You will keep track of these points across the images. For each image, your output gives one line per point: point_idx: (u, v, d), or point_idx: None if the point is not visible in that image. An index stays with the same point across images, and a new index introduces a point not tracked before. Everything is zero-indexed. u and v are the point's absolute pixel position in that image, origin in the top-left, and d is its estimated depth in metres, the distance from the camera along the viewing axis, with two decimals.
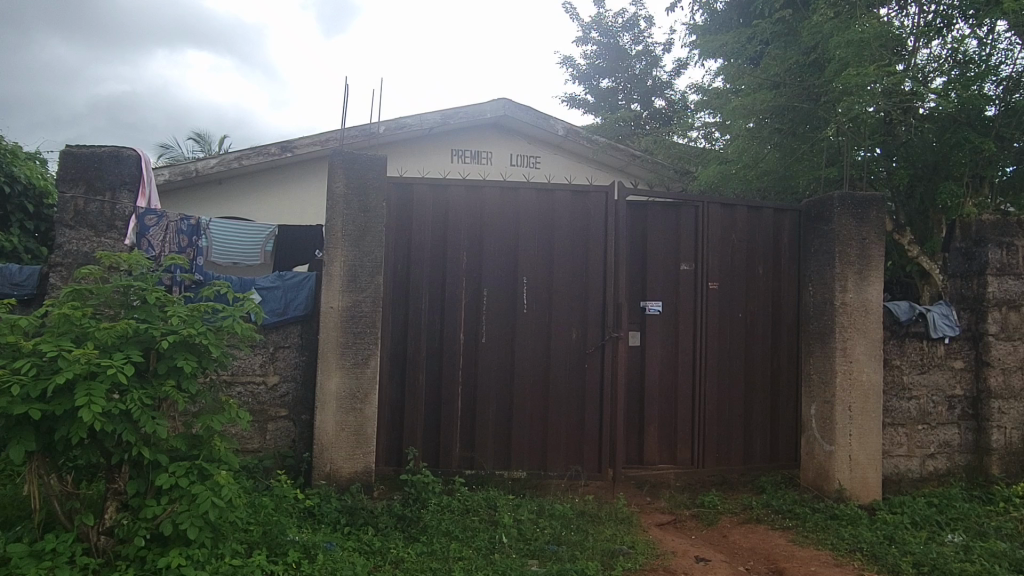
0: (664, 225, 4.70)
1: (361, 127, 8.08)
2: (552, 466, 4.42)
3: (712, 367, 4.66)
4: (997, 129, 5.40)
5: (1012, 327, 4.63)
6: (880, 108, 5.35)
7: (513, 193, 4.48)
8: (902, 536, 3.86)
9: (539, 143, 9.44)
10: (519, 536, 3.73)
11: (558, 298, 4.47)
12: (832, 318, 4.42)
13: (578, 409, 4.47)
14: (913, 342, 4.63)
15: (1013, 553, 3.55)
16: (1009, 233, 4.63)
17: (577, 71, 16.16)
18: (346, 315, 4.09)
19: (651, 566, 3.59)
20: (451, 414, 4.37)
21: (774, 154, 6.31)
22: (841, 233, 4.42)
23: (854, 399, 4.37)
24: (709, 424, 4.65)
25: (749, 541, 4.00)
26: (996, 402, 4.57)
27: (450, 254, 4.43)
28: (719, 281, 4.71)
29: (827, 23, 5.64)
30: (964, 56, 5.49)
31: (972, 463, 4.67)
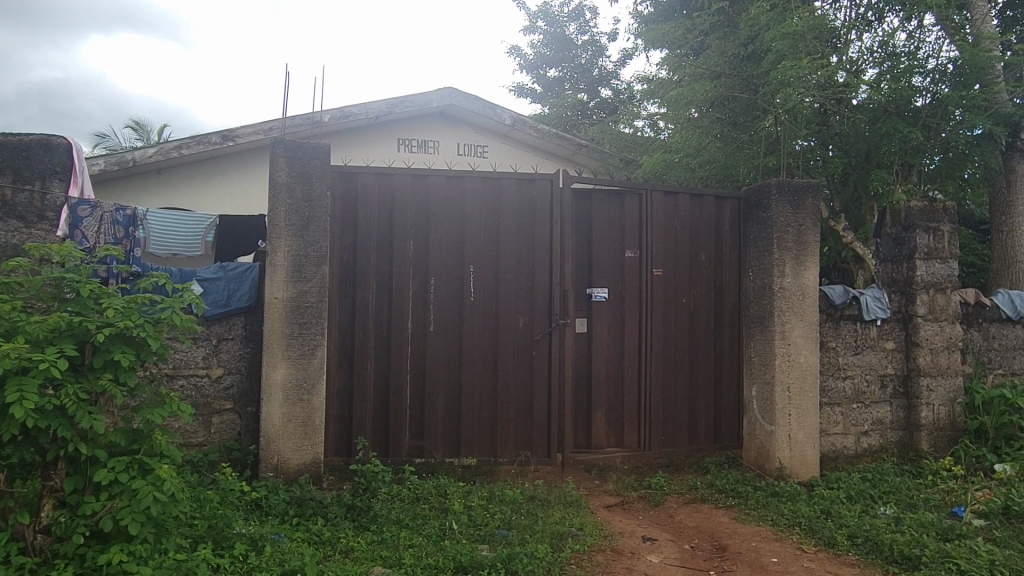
0: (608, 213, 4.76)
1: (304, 115, 7.94)
2: (501, 453, 4.47)
3: (657, 352, 4.76)
4: (924, 119, 5.63)
5: (939, 309, 4.84)
6: (816, 98, 5.54)
7: (459, 181, 4.48)
8: (838, 510, 4.01)
9: (486, 133, 9.45)
10: (469, 522, 3.76)
11: (506, 286, 4.50)
12: (771, 302, 4.55)
13: (526, 395, 4.52)
14: (848, 325, 4.80)
15: (940, 522, 3.73)
16: (935, 219, 4.82)
17: (524, 61, 16.22)
18: (292, 306, 4.03)
19: (599, 547, 3.66)
20: (401, 404, 4.37)
21: (717, 144, 6.45)
22: (779, 220, 4.56)
23: (793, 380, 4.52)
24: (656, 408, 4.74)
25: (693, 520, 4.11)
26: (925, 380, 4.79)
27: (397, 244, 4.40)
28: (663, 267, 4.80)
29: (764, 16, 5.82)
30: (894, 49, 5.58)
31: (903, 439, 4.88)
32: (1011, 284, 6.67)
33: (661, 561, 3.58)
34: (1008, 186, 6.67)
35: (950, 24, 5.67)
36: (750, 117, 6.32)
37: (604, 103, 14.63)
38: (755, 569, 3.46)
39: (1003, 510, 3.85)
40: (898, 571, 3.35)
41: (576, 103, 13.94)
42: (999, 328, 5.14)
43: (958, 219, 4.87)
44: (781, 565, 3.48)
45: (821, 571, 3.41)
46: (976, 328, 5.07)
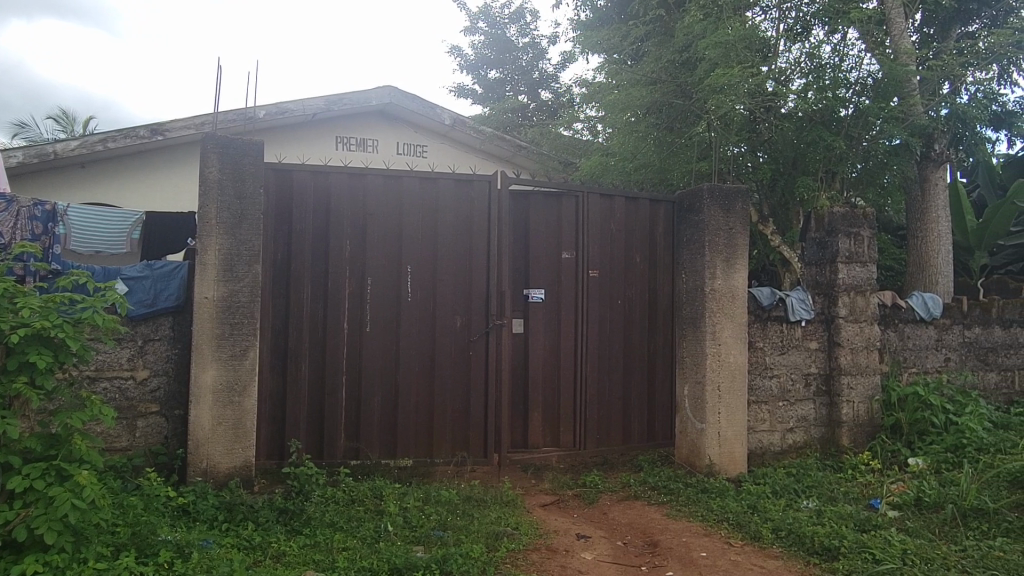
0: (545, 215, 4.81)
1: (238, 110, 7.74)
2: (438, 454, 4.46)
3: (592, 352, 4.83)
4: (846, 129, 5.82)
5: (859, 310, 5.06)
6: (747, 106, 5.70)
7: (397, 181, 4.45)
8: (763, 505, 4.15)
9: (426, 132, 9.41)
10: (404, 524, 3.74)
11: (443, 286, 4.49)
12: (703, 303, 4.68)
13: (463, 396, 4.52)
14: (774, 325, 4.97)
15: (858, 514, 3.90)
16: (856, 224, 5.04)
17: (465, 61, 16.20)
18: (222, 306, 3.93)
19: (534, 546, 3.70)
20: (336, 405, 4.31)
21: (652, 148, 6.59)
22: (711, 224, 4.68)
23: (722, 379, 4.65)
24: (591, 407, 4.81)
25: (626, 517, 4.19)
26: (845, 378, 5.00)
27: (333, 243, 4.34)
28: (599, 268, 4.87)
29: (697, 25, 6.00)
30: (820, 61, 5.81)
31: (826, 435, 5.08)
32: (925, 286, 7.02)
33: (595, 557, 3.63)
34: (923, 194, 7.03)
35: (871, 37, 5.94)
36: (684, 122, 6.48)
37: (544, 105, 14.73)
38: (685, 564, 3.55)
39: (916, 501, 4.05)
40: (819, 562, 3.49)
41: (516, 105, 13.99)
42: (914, 329, 5.40)
43: (877, 224, 5.10)
44: (709, 559, 3.58)
45: (747, 563, 3.52)
46: (893, 328, 5.32)
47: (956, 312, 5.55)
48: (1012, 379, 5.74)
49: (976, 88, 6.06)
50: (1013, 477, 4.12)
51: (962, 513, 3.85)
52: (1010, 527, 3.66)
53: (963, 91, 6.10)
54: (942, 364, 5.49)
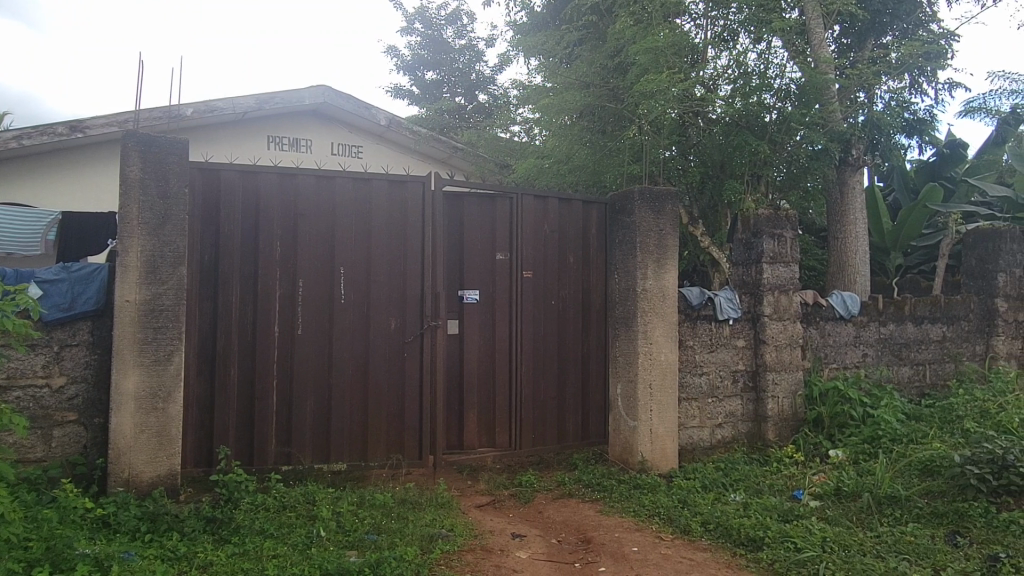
0: (480, 216, 4.81)
1: (164, 107, 7.50)
2: (372, 457, 4.42)
3: (527, 353, 4.86)
4: (771, 134, 6.01)
5: (782, 308, 5.24)
6: (677, 111, 5.86)
7: (329, 181, 4.38)
8: (693, 499, 4.25)
9: (361, 133, 9.32)
10: (338, 529, 3.68)
11: (376, 288, 4.45)
12: (634, 303, 4.76)
13: (398, 399, 4.49)
14: (703, 324, 5.10)
15: (782, 505, 4.04)
16: (779, 226, 5.23)
17: (401, 61, 16.09)
18: (145, 309, 3.80)
19: (468, 546, 3.70)
20: (266, 410, 4.22)
21: (586, 151, 6.69)
22: (641, 226, 4.77)
23: (654, 378, 4.75)
24: (526, 407, 4.85)
25: (561, 515, 4.24)
26: (771, 374, 5.18)
27: (262, 244, 4.25)
28: (533, 269, 4.91)
29: (628, 31, 6.14)
30: (747, 68, 5.97)
31: (752, 430, 5.24)
32: (845, 286, 7.33)
33: (529, 556, 3.66)
34: (842, 197, 7.34)
35: (793, 46, 6.17)
36: (616, 125, 6.60)
37: (480, 107, 14.72)
38: (617, 559, 3.61)
39: (835, 491, 4.22)
40: (745, 552, 3.60)
41: (452, 107, 13.97)
42: (834, 326, 5.63)
43: (798, 226, 5.30)
44: (641, 554, 3.65)
45: (676, 556, 3.61)
46: (815, 326, 5.53)
47: (872, 310, 5.80)
48: (923, 373, 6.04)
49: (890, 97, 6.39)
50: (924, 466, 4.34)
51: (877, 501, 4.04)
52: (921, 512, 3.85)
53: (878, 99, 6.40)
54: (859, 360, 5.74)
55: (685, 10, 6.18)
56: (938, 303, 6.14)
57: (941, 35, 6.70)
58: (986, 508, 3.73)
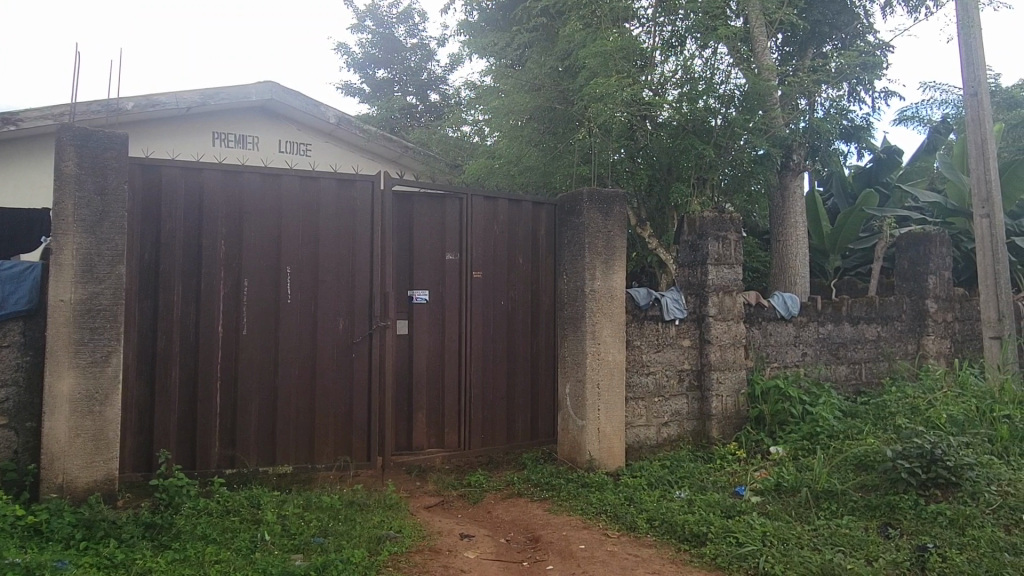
0: (429, 217, 4.80)
1: (103, 100, 7.27)
2: (319, 459, 4.37)
3: (477, 353, 4.87)
4: (716, 138, 6.15)
5: (727, 309, 5.37)
6: (626, 114, 5.93)
7: (275, 179, 4.31)
8: (639, 496, 4.32)
9: (309, 130, 9.20)
10: (282, 532, 3.62)
11: (324, 288, 4.40)
12: (583, 304, 4.81)
13: (345, 400, 4.45)
14: (651, 324, 5.18)
15: (724, 501, 4.14)
16: (724, 228, 5.36)
17: (352, 59, 15.90)
18: (81, 309, 3.68)
19: (417, 547, 3.69)
20: (209, 412, 4.13)
21: (536, 152, 6.75)
22: (590, 226, 4.82)
23: (602, 377, 4.81)
24: (476, 407, 4.86)
25: (509, 515, 4.25)
26: (715, 373, 5.30)
27: (206, 242, 4.15)
28: (482, 270, 4.92)
29: (578, 34, 6.21)
30: (694, 73, 6.05)
31: (697, 428, 5.36)
32: (786, 287, 7.55)
33: (477, 556, 3.66)
34: (784, 200, 7.56)
35: (737, 53, 6.34)
36: (566, 127, 6.67)
37: (431, 106, 14.64)
38: (564, 557, 3.64)
39: (775, 486, 4.35)
40: (688, 547, 3.68)
41: (403, 106, 13.86)
42: (776, 326, 5.79)
43: (742, 228, 5.44)
44: (587, 551, 3.69)
45: (622, 553, 3.66)
46: (757, 326, 5.68)
47: (811, 310, 5.99)
48: (859, 371, 6.25)
49: (829, 104, 6.59)
50: (858, 460, 4.49)
51: (814, 496, 4.17)
52: (855, 506, 3.99)
53: (818, 106, 6.60)
54: (799, 359, 5.91)
55: (636, 15, 6.36)
56: (873, 303, 6.37)
57: (876, 46, 6.97)
58: (915, 500, 3.88)
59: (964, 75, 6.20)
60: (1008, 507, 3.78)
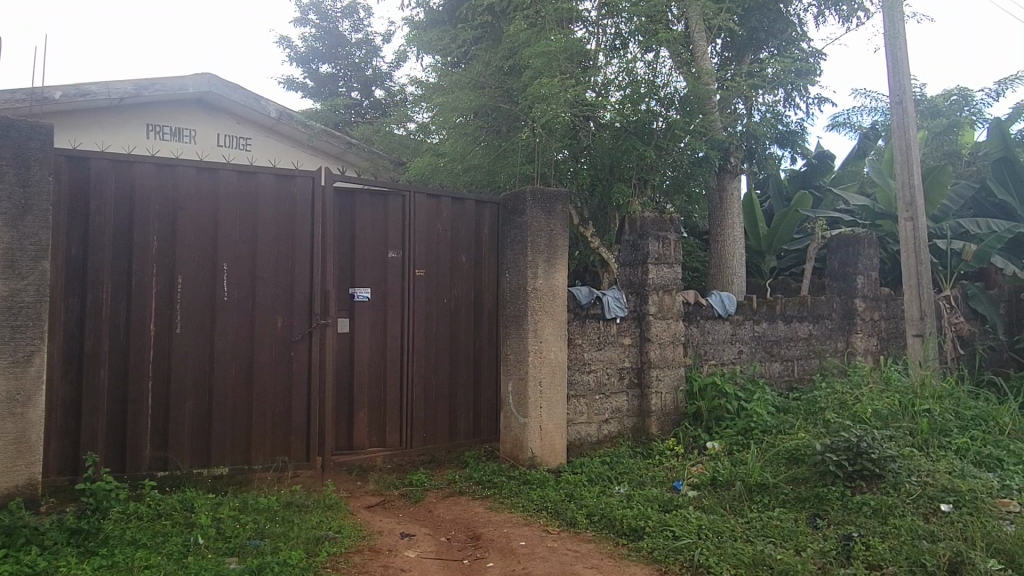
0: (371, 214, 4.75)
1: (29, 88, 6.98)
2: (256, 460, 4.29)
3: (419, 352, 4.85)
4: (657, 141, 6.27)
5: (666, 307, 5.48)
6: (569, 114, 5.98)
7: (211, 174, 4.20)
8: (579, 492, 4.38)
9: (249, 125, 9.04)
10: (216, 535, 3.53)
11: (262, 285, 4.31)
12: (525, 302, 4.83)
13: (284, 400, 4.38)
14: (592, 322, 5.24)
15: (662, 496, 4.22)
16: (664, 228, 5.45)
17: (295, 53, 15.60)
18: (1, 307, 3.52)
19: (356, 547, 3.65)
20: (140, 413, 4.00)
21: (480, 151, 6.76)
22: (532, 225, 4.86)
23: (544, 375, 4.84)
24: (417, 405, 4.83)
25: (451, 513, 4.24)
26: (654, 371, 5.40)
27: (137, 238, 4.02)
28: (425, 268, 4.90)
29: (522, 34, 6.24)
30: (636, 76, 6.13)
31: (637, 424, 5.45)
32: (723, 286, 7.74)
33: (417, 555, 3.65)
34: (722, 201, 7.75)
35: (678, 57, 6.46)
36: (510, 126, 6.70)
37: (375, 103, 14.47)
38: (504, 554, 3.65)
39: (711, 480, 4.46)
40: (626, 542, 3.74)
41: (347, 102, 13.69)
42: (713, 324, 5.93)
43: (682, 228, 5.55)
44: (527, 548, 3.72)
45: (561, 549, 3.69)
46: (695, 325, 5.81)
47: (747, 309, 6.16)
48: (792, 368, 6.46)
49: (765, 109, 6.82)
50: (789, 454, 4.63)
51: (748, 489, 4.30)
52: (787, 498, 4.12)
53: (755, 110, 6.82)
54: (735, 356, 6.08)
55: (580, 17, 6.39)
56: (805, 302, 6.59)
57: (810, 53, 7.21)
58: (842, 492, 4.03)
59: (890, 84, 6.46)
60: (928, 496, 3.97)
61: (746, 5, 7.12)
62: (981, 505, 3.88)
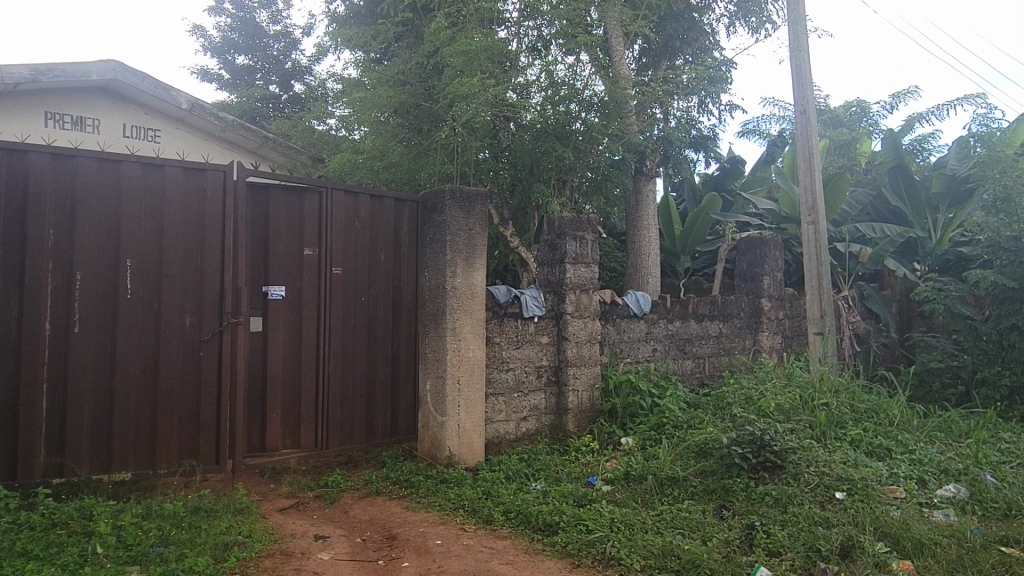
0: (286, 210, 4.64)
1: None
2: (161, 464, 4.12)
3: (335, 351, 4.77)
4: (577, 142, 6.36)
5: (583, 306, 5.58)
6: (490, 114, 6.00)
7: (114, 165, 4.01)
8: (497, 490, 4.40)
9: (158, 116, 8.68)
10: (117, 544, 3.36)
11: (169, 282, 4.15)
12: (444, 301, 4.83)
13: (192, 401, 4.22)
14: (510, 321, 5.28)
15: (577, 491, 4.29)
16: (581, 228, 5.56)
17: (209, 43, 15.06)
18: None
19: (267, 552, 3.55)
20: (34, 417, 3.78)
21: (401, 148, 6.71)
22: (452, 224, 4.85)
23: (462, 373, 4.85)
24: (334, 405, 4.75)
25: (367, 514, 4.19)
26: (571, 368, 5.49)
27: (31, 233, 3.80)
28: (342, 266, 4.82)
29: (443, 32, 6.25)
30: (556, 79, 6.15)
31: (554, 421, 5.53)
32: (639, 285, 7.94)
33: (331, 557, 3.59)
34: (638, 203, 7.96)
35: (597, 61, 6.58)
36: (431, 125, 6.70)
37: (295, 97, 14.14)
38: (420, 553, 3.64)
39: (625, 475, 4.58)
40: (541, 537, 3.79)
41: (264, 95, 13.32)
42: (629, 323, 6.08)
43: (599, 229, 5.67)
44: (443, 546, 3.72)
45: (477, 546, 3.71)
46: (612, 323, 5.94)
47: (661, 308, 6.34)
48: (703, 365, 6.69)
49: (680, 114, 7.06)
50: (698, 447, 4.80)
51: (659, 482, 4.43)
52: (695, 490, 4.27)
53: (671, 116, 7.06)
54: (650, 354, 6.25)
55: (502, 18, 6.45)
56: (716, 302, 6.84)
57: (722, 62, 7.47)
58: (747, 483, 4.20)
59: (795, 94, 6.78)
60: (824, 485, 4.20)
61: (663, 13, 7.34)
62: (871, 492, 4.14)
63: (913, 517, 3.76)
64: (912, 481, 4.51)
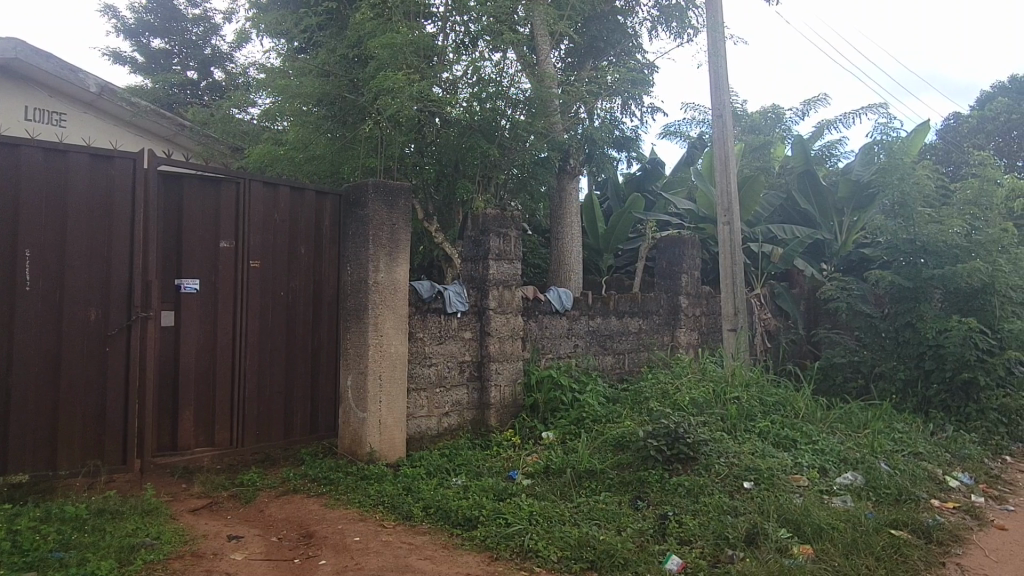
0: (201, 200, 4.49)
1: None
2: (63, 466, 3.92)
3: (252, 347, 4.65)
4: (502, 139, 6.39)
5: (506, 302, 5.62)
6: (417, 107, 5.95)
7: (12, 150, 3.79)
8: (417, 486, 4.39)
9: (65, 99, 8.22)
10: (11, 549, 3.18)
11: (73, 274, 3.95)
12: (366, 296, 4.77)
13: (98, 399, 4.03)
14: (433, 317, 5.26)
15: (498, 485, 4.33)
16: (504, 225, 5.59)
17: (123, 25, 14.38)
18: None
19: (177, 554, 3.44)
20: None
21: (323, 141, 6.58)
22: (374, 218, 4.80)
23: (383, 369, 4.81)
24: (250, 402, 4.63)
25: (284, 512, 4.11)
26: (494, 364, 5.53)
27: None
28: (260, 259, 4.70)
29: (368, 24, 6.18)
30: (483, 75, 6.14)
31: (476, 416, 5.55)
32: (562, 282, 8.05)
33: (245, 557, 3.50)
34: (563, 201, 8.07)
35: (523, 58, 6.61)
36: (355, 118, 6.61)
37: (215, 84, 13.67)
38: (338, 550, 3.60)
39: (544, 469, 4.65)
40: (460, 531, 3.80)
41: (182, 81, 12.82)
42: (551, 319, 6.17)
43: (522, 225, 5.72)
44: (361, 543, 3.68)
45: (396, 542, 3.69)
46: (534, 319, 6.02)
47: (583, 304, 6.45)
48: (623, 361, 6.83)
49: (603, 114, 7.23)
50: (616, 440, 4.91)
51: (578, 475, 4.51)
52: (613, 482, 4.37)
53: (596, 116, 7.22)
54: (571, 350, 6.35)
55: (428, 12, 6.42)
56: (636, 299, 7.01)
57: (645, 65, 7.67)
58: (661, 475, 4.33)
59: (714, 98, 7.01)
60: (733, 475, 4.37)
61: (587, 14, 7.48)
62: (776, 481, 4.34)
63: (813, 503, 3.96)
64: (813, 470, 4.75)
